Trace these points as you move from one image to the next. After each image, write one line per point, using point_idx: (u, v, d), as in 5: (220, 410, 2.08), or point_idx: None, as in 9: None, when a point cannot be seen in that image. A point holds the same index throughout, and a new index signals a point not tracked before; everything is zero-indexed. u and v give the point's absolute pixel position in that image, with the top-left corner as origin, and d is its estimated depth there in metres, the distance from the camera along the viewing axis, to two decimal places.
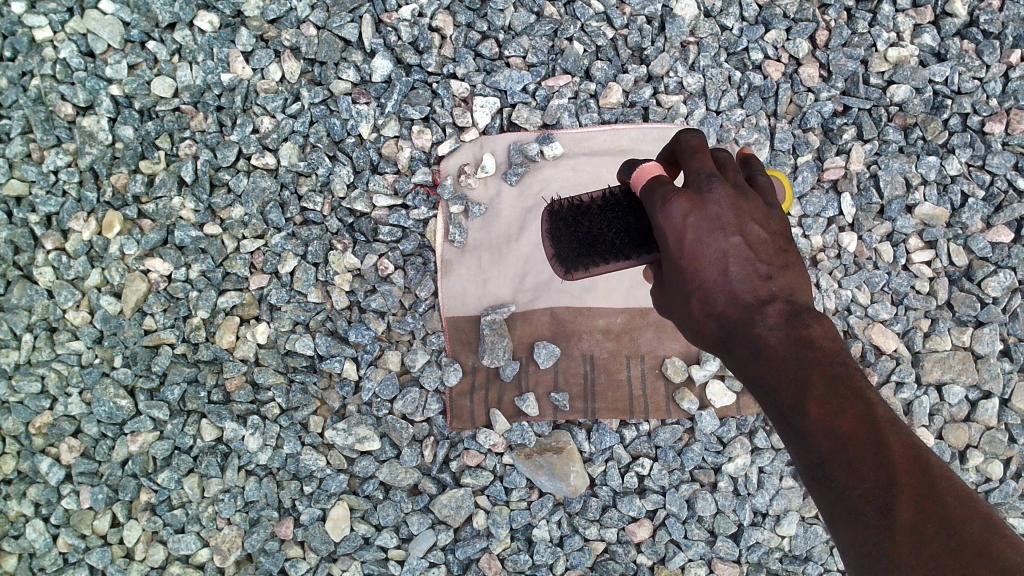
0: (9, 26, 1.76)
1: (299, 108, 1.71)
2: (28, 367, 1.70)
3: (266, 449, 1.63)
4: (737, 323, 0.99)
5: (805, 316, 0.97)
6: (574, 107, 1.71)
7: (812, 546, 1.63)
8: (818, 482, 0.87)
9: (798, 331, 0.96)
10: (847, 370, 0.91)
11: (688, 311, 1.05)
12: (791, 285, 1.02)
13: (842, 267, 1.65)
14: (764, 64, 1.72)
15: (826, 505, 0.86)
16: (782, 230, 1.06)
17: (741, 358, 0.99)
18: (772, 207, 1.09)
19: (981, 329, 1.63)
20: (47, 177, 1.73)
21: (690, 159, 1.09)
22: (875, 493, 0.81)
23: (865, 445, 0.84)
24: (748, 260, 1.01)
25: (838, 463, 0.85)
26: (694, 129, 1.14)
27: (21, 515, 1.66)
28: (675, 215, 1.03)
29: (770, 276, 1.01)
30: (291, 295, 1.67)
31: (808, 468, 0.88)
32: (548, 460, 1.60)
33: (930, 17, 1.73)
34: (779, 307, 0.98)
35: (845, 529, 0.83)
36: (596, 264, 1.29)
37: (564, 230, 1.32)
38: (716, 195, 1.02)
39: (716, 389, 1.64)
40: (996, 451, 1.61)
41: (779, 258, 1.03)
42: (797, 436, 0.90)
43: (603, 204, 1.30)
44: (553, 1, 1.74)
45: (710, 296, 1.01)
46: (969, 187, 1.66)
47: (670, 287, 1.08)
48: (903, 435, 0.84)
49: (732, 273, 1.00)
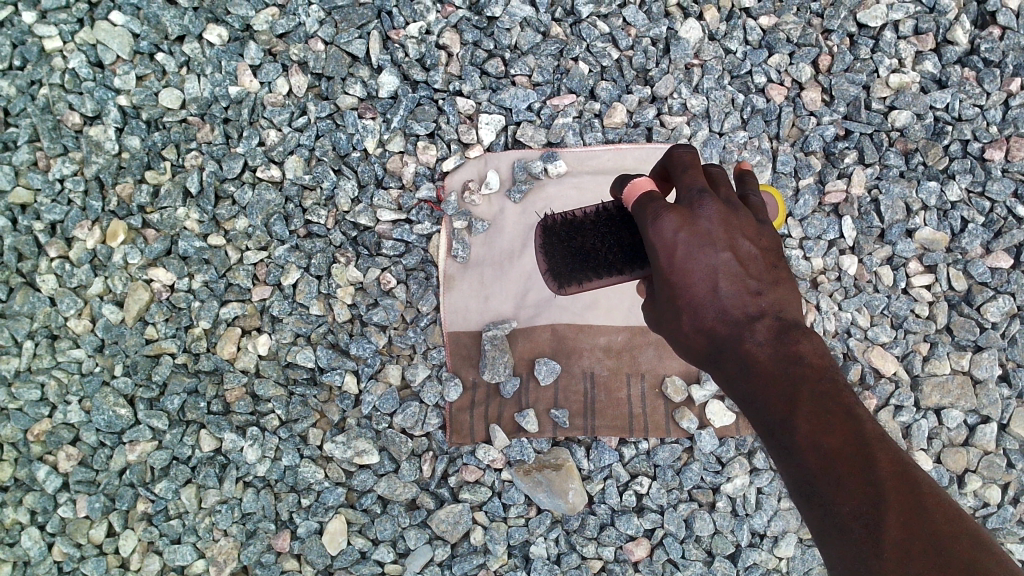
0: (20, 36, 1.77)
1: (306, 122, 1.73)
2: (28, 374, 1.70)
3: (265, 461, 1.63)
4: (726, 339, 1.00)
5: (795, 332, 0.98)
6: (579, 127, 1.73)
7: (809, 567, 1.64)
8: (806, 499, 0.87)
9: (787, 349, 0.96)
10: (836, 386, 0.92)
11: (678, 326, 1.05)
12: (781, 301, 1.02)
13: (843, 290, 1.66)
14: (767, 88, 1.74)
15: (814, 522, 0.86)
16: (773, 247, 1.07)
17: (729, 375, 1.00)
18: (765, 223, 1.10)
19: (980, 354, 1.64)
20: (53, 185, 1.74)
21: (682, 175, 1.11)
22: (863, 509, 0.81)
23: (853, 463, 0.84)
24: (738, 276, 1.01)
25: (826, 480, 0.85)
26: (687, 145, 1.16)
27: (16, 523, 1.66)
28: (666, 230, 1.04)
29: (760, 292, 1.01)
30: (293, 307, 1.68)
31: (796, 485, 0.89)
32: (547, 477, 1.60)
33: (932, 44, 1.75)
34: (769, 324, 0.99)
35: (834, 547, 0.83)
36: (589, 279, 1.31)
37: (557, 244, 1.33)
38: (707, 210, 1.03)
39: (716, 408, 1.64)
40: (994, 476, 1.62)
41: (770, 273, 1.04)
42: (785, 453, 0.90)
43: (596, 219, 1.32)
44: (560, 21, 1.76)
45: (700, 313, 1.02)
46: (968, 213, 1.68)
47: (660, 301, 1.08)
48: (892, 452, 0.84)
49: (722, 289, 1.01)
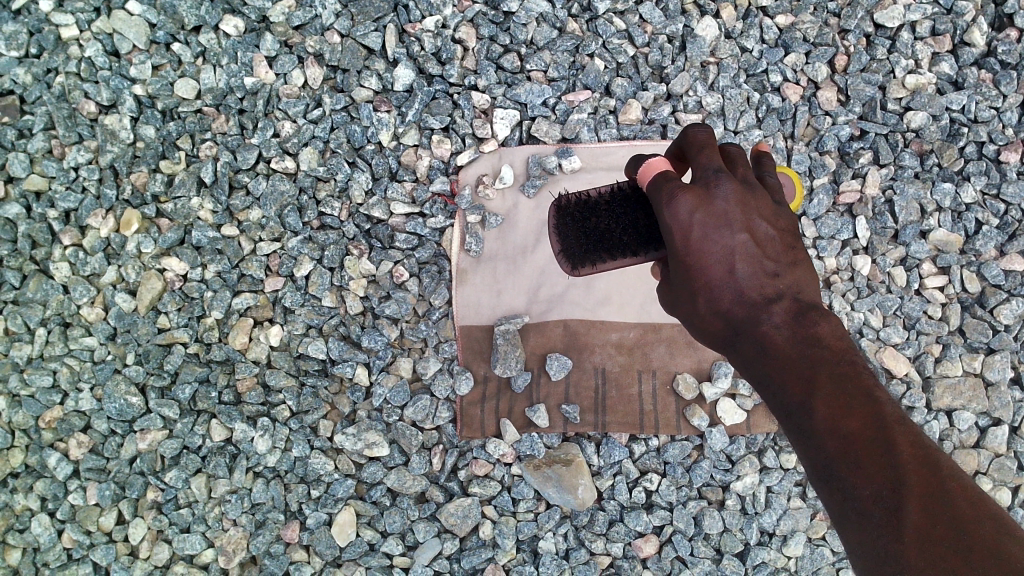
0: (36, 23, 1.78)
1: (321, 115, 1.72)
2: (40, 361, 1.70)
3: (275, 452, 1.64)
4: (744, 321, 1.00)
5: (812, 314, 0.98)
6: (594, 123, 1.73)
7: (817, 567, 1.64)
8: (824, 482, 0.87)
9: (805, 330, 0.96)
10: (854, 368, 0.92)
11: (694, 309, 1.05)
12: (798, 284, 1.03)
13: (856, 290, 1.66)
14: (783, 87, 1.74)
15: (834, 506, 0.86)
16: (790, 228, 1.08)
17: (747, 357, 1.00)
18: (781, 205, 1.11)
19: (993, 356, 1.64)
20: (68, 173, 1.74)
21: (698, 154, 1.10)
22: (883, 493, 0.81)
23: (872, 446, 0.84)
24: (755, 258, 1.01)
25: (845, 463, 0.85)
26: (702, 126, 1.16)
27: (26, 509, 1.67)
28: (682, 211, 1.04)
29: (777, 274, 1.02)
30: (305, 298, 1.69)
31: (815, 469, 0.88)
32: (557, 472, 1.59)
33: (949, 46, 1.75)
34: (787, 306, 0.99)
35: (853, 530, 0.83)
36: (602, 260, 1.30)
37: (572, 226, 1.33)
38: (723, 190, 1.03)
39: (727, 406, 1.65)
40: (1004, 479, 1.62)
41: (786, 255, 1.04)
42: (804, 435, 0.90)
43: (610, 199, 1.31)
44: (576, 17, 1.76)
45: (717, 295, 1.02)
46: (983, 215, 1.68)
47: (675, 284, 1.08)
48: (911, 434, 0.84)
49: (739, 271, 1.01)
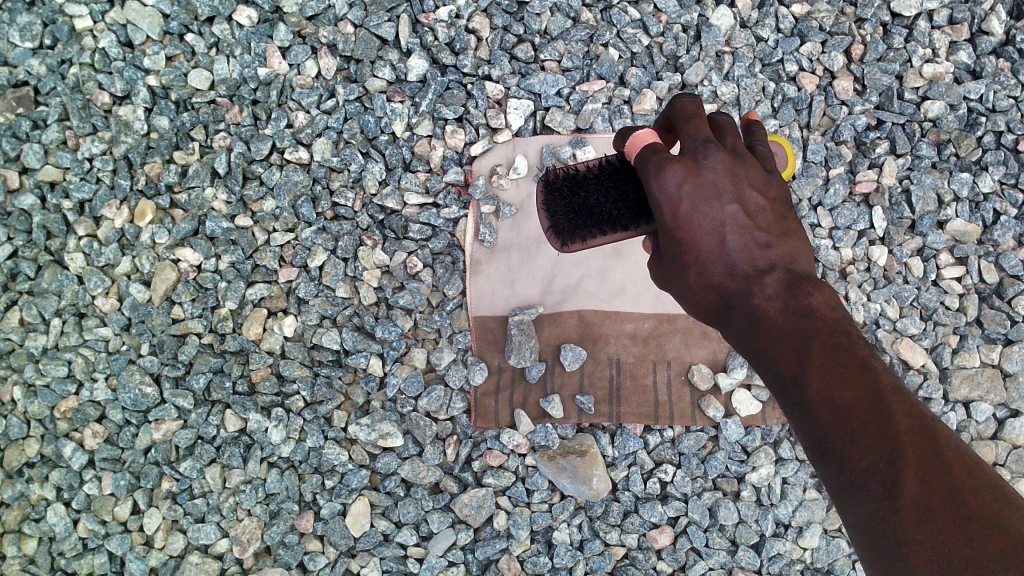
0: (51, 15, 1.78)
1: (334, 105, 1.72)
2: (55, 351, 1.70)
3: (290, 442, 1.64)
4: (734, 295, 0.99)
5: (804, 285, 0.96)
6: (608, 113, 1.72)
7: (834, 559, 1.63)
8: (820, 455, 0.85)
9: (797, 301, 0.94)
10: (848, 338, 0.90)
11: (685, 283, 1.04)
12: (790, 254, 1.01)
13: (872, 280, 1.66)
14: (799, 76, 1.73)
15: (831, 479, 0.84)
16: (781, 197, 1.07)
17: (740, 331, 0.98)
18: (772, 173, 1.10)
19: (1011, 347, 1.63)
20: (82, 163, 1.74)
21: (686, 126, 1.09)
22: (879, 465, 0.78)
23: (869, 416, 0.81)
24: (746, 229, 1.00)
25: (840, 435, 0.82)
26: (690, 97, 1.15)
27: (42, 499, 1.67)
28: (669, 184, 1.02)
29: (768, 245, 1.00)
30: (319, 289, 1.69)
31: (810, 443, 0.86)
32: (571, 463, 1.59)
33: (966, 34, 1.74)
34: (778, 276, 0.98)
35: (852, 505, 0.81)
36: (592, 236, 1.30)
37: (560, 201, 1.32)
38: (711, 161, 1.02)
39: (742, 397, 1.64)
40: (1022, 470, 1.61)
41: (778, 225, 1.03)
42: (797, 408, 0.88)
43: (599, 173, 1.30)
44: (590, 7, 1.76)
45: (707, 269, 1.01)
46: (1001, 206, 1.67)
47: (666, 258, 1.07)
48: (907, 403, 0.82)
49: (729, 244, 1.00)
